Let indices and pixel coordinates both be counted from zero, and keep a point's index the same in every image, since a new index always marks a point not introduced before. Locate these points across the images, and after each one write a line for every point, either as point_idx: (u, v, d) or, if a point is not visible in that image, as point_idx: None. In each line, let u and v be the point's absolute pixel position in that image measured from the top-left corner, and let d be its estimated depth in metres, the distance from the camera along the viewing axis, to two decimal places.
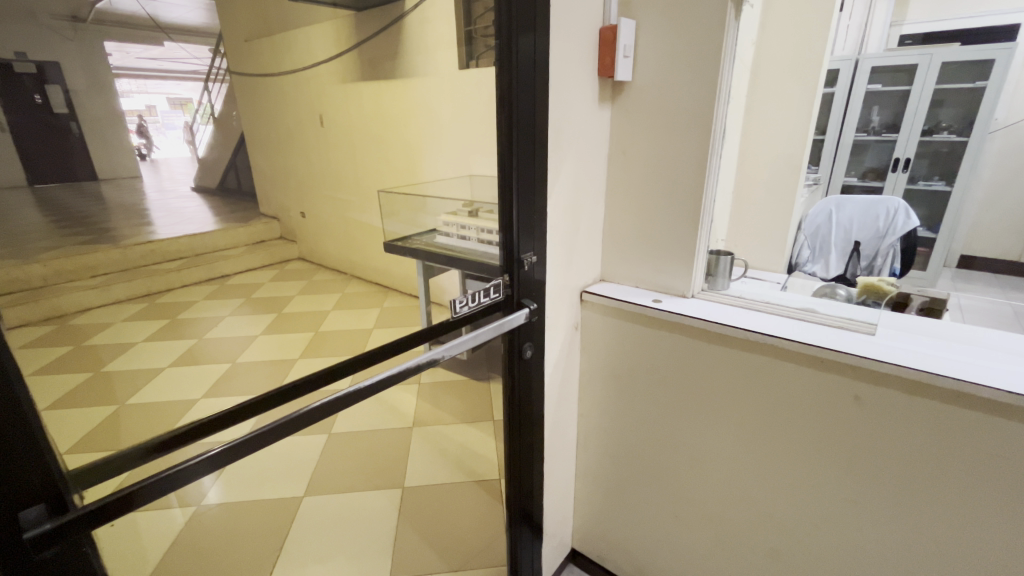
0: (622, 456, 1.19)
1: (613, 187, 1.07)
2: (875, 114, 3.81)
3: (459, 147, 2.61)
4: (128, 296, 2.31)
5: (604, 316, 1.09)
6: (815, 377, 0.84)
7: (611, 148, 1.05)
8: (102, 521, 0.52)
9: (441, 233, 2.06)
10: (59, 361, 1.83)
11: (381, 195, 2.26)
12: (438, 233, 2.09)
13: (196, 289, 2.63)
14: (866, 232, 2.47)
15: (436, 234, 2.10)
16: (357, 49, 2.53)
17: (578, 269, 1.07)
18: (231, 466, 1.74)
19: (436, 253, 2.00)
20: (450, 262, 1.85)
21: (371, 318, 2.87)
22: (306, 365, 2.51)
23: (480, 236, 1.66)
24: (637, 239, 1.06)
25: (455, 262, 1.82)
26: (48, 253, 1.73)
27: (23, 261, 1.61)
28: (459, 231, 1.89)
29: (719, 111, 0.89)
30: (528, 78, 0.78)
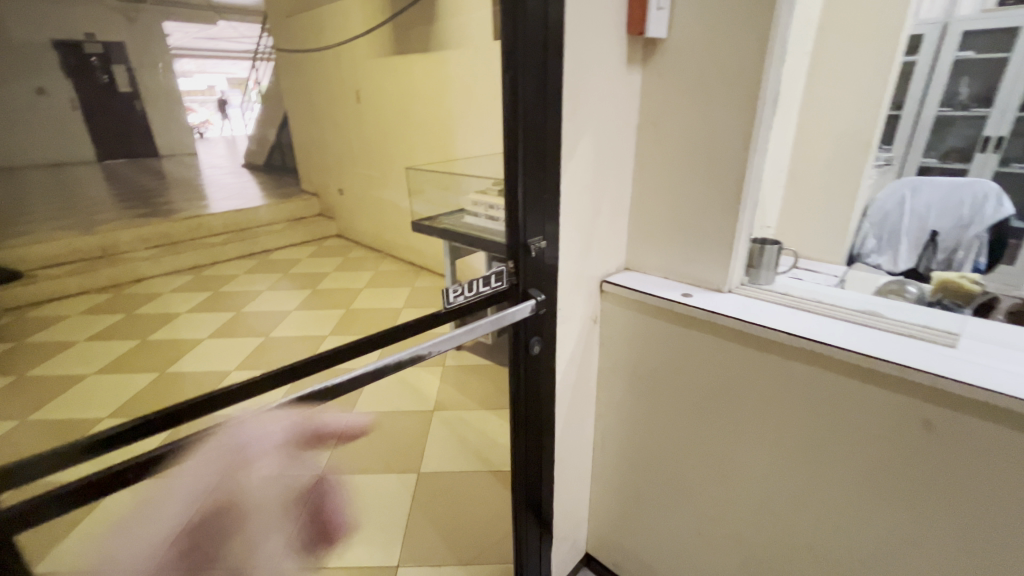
0: (642, 462, 1.09)
1: (643, 164, 0.94)
2: (963, 85, 3.36)
3: (490, 121, 2.50)
4: (177, 266, 3.35)
5: (627, 310, 0.98)
6: (871, 391, 0.72)
7: (641, 119, 0.92)
8: (28, 524, 0.49)
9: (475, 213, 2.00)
10: (140, 308, 2.81)
11: (410, 171, 2.20)
12: (469, 214, 2.03)
13: (242, 262, 3.60)
14: (946, 220, 2.19)
15: (468, 215, 2.04)
16: (392, 22, 2.75)
17: (600, 252, 0.96)
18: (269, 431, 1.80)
19: (469, 231, 1.91)
20: (481, 244, 1.77)
21: (400, 302, 2.85)
22: (336, 338, 2.48)
23: None
24: (667, 224, 0.94)
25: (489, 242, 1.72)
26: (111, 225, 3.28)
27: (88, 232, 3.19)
28: (488, 210, 1.82)
29: (771, 73, 0.75)
30: (537, 34, 0.67)
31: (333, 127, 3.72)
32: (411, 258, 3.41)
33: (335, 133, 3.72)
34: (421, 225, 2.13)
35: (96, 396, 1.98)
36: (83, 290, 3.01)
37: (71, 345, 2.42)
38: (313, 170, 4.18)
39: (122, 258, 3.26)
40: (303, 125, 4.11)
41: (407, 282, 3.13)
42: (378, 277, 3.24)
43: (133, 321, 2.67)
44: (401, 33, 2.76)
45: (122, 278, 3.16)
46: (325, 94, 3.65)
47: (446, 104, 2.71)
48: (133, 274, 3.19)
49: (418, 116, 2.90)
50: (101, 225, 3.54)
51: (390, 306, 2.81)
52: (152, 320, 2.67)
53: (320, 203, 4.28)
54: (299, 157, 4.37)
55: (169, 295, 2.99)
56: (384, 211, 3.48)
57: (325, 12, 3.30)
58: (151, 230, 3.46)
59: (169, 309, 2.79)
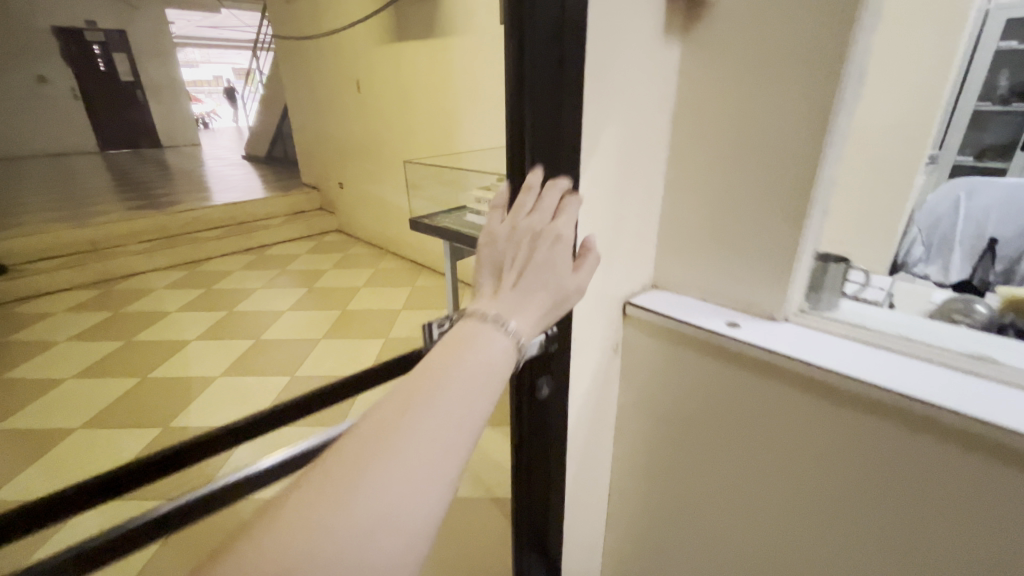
0: (661, 522, 0.88)
1: (678, 156, 0.72)
2: (1004, 78, 3.15)
3: (497, 112, 2.33)
4: (169, 262, 3.22)
5: (649, 339, 0.77)
6: (1000, 475, 0.50)
7: (677, 96, 0.70)
8: None
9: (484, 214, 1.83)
10: (127, 306, 2.68)
11: (409, 165, 2.05)
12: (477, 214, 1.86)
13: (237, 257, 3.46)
14: (1008, 226, 1.98)
15: (474, 215, 1.87)
16: (396, 6, 2.59)
17: (623, 265, 0.74)
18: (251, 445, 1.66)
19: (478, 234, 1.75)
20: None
21: (400, 305, 2.69)
22: (331, 342, 2.33)
23: None
24: (707, 233, 0.72)
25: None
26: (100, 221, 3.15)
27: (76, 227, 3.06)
28: None
29: (867, 24, 0.53)
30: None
31: (334, 118, 3.55)
32: (414, 256, 3.25)
33: (335, 123, 3.56)
34: (423, 224, 1.96)
35: (71, 405, 1.86)
36: (71, 285, 2.87)
37: (52, 346, 2.28)
38: (314, 162, 4.04)
39: (113, 252, 3.12)
40: (303, 116, 3.96)
41: (408, 282, 2.97)
42: (378, 276, 3.08)
43: (119, 319, 2.55)
44: (404, 17, 2.60)
45: (112, 273, 3.01)
46: (325, 83, 3.49)
47: (451, 93, 2.54)
48: (124, 268, 3.04)
49: (421, 106, 2.74)
50: (94, 216, 3.40)
51: (389, 307, 2.67)
52: (139, 319, 2.55)
53: (321, 197, 4.13)
54: (299, 149, 4.22)
55: (159, 291, 2.84)
56: (386, 206, 3.33)
57: None
58: (144, 223, 3.32)
59: (156, 308, 2.65)
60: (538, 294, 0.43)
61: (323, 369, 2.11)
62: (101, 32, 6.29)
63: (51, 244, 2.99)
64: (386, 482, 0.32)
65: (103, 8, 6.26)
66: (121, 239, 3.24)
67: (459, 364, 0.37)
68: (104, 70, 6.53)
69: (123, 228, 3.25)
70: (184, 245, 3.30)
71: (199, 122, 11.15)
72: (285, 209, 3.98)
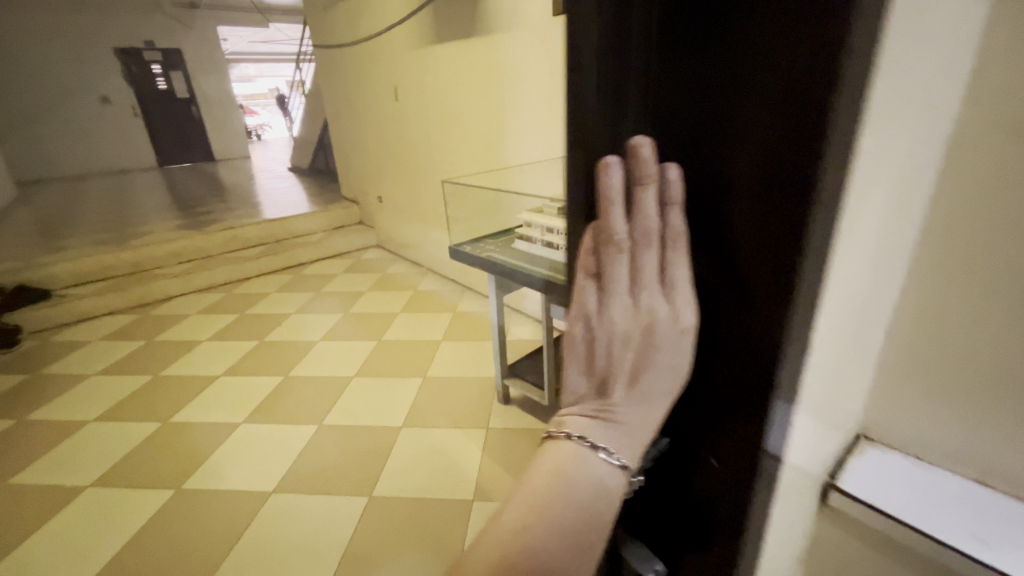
0: None
1: (937, 293, 0.57)
2: None
3: (547, 117, 2.04)
4: (208, 283, 3.15)
5: (874, 526, 0.60)
6: None
7: (946, 228, 0.54)
8: None
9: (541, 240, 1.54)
10: (163, 333, 2.58)
11: (446, 184, 1.73)
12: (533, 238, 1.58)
13: (275, 275, 3.35)
14: None
15: (529, 240, 1.59)
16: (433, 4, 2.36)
17: (831, 439, 0.59)
18: (269, 514, 1.43)
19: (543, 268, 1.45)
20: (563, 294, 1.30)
21: (440, 333, 2.44)
22: (364, 379, 2.10)
23: None
24: (984, 404, 0.56)
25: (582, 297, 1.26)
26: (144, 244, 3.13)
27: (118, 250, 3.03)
28: None
29: None
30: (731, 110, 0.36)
31: (371, 128, 3.37)
32: (454, 275, 3.02)
33: (373, 134, 3.38)
34: (470, 258, 1.66)
35: (90, 453, 1.72)
36: (111, 310, 2.84)
37: (84, 378, 2.19)
38: (354, 175, 3.90)
39: (153, 274, 3.08)
40: (342, 127, 3.82)
41: (449, 306, 2.72)
42: (417, 297, 2.87)
43: (152, 348, 2.44)
44: (443, 16, 2.36)
45: (151, 296, 2.96)
46: (362, 92, 3.31)
47: (494, 97, 2.26)
48: (161, 291, 2.98)
49: (462, 114, 2.49)
50: (138, 237, 3.39)
51: (428, 335, 2.43)
52: (172, 347, 2.43)
53: (360, 211, 3.98)
54: (339, 161, 4.09)
55: (193, 317, 2.75)
56: (426, 222, 3.11)
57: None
58: (184, 244, 3.26)
59: (190, 335, 2.54)
60: (654, 400, 0.42)
61: (356, 413, 1.87)
62: (158, 51, 6.58)
63: (93, 268, 2.97)
64: (532, 531, 0.39)
65: (163, 29, 6.55)
66: (163, 259, 3.20)
67: (580, 470, 0.40)
68: (164, 89, 6.80)
69: (165, 249, 3.21)
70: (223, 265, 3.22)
71: (251, 135, 11.57)
72: (325, 223, 3.86)
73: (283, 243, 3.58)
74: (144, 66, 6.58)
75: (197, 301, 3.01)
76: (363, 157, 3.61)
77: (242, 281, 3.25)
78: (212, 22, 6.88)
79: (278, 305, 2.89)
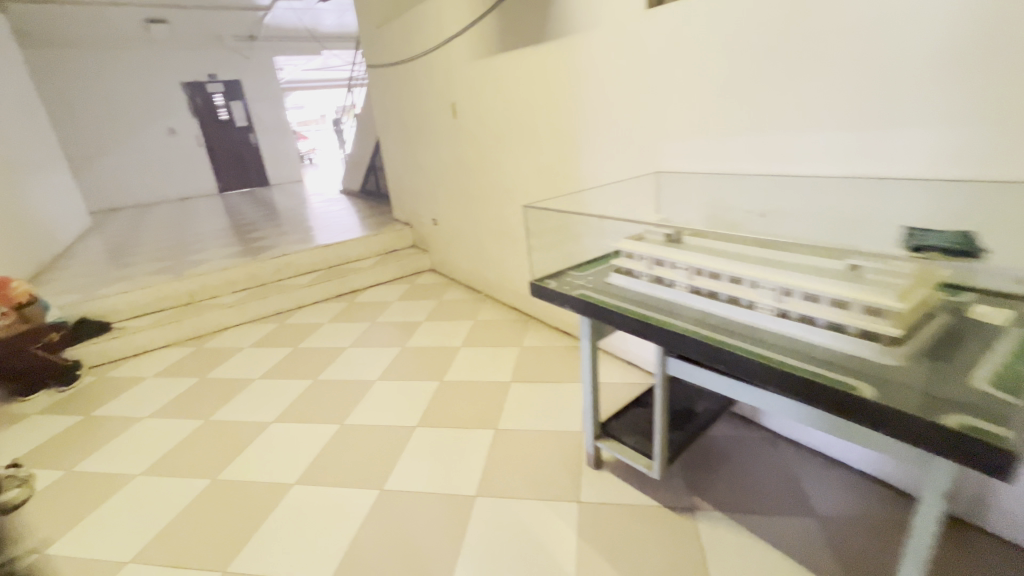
0: None
1: None
2: None
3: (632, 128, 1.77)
4: (261, 313, 3.05)
5: None
6: None
7: None
8: None
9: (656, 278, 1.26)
10: (215, 369, 2.46)
11: (529, 210, 1.47)
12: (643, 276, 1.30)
13: (329, 304, 3.21)
14: None
15: (638, 278, 1.31)
16: (498, 10, 2.15)
17: None
18: None
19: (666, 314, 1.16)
20: (708, 351, 1.00)
21: (508, 373, 2.16)
22: (427, 429, 1.85)
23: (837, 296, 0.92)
24: None
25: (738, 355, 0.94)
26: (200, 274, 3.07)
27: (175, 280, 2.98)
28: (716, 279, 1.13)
29: None
30: None
31: (426, 148, 3.20)
32: (518, 304, 2.76)
33: (427, 153, 3.21)
34: (564, 298, 1.37)
35: (133, 516, 1.55)
36: (166, 344, 2.77)
37: (136, 422, 2.07)
38: (406, 197, 3.75)
39: (208, 304, 3.01)
40: (394, 148, 3.69)
41: (515, 340, 2.44)
42: (479, 329, 2.61)
43: (204, 386, 2.31)
44: (509, 22, 2.14)
45: (205, 327, 2.88)
46: (416, 111, 3.16)
47: (567, 107, 2.01)
48: (216, 322, 2.91)
49: (529, 128, 2.25)
50: (195, 266, 3.35)
51: (493, 374, 2.17)
52: (223, 386, 2.29)
53: (414, 234, 3.82)
54: (391, 183, 3.96)
55: (247, 351, 2.63)
56: (486, 246, 2.88)
57: (416, 13, 2.80)
58: (239, 271, 3.19)
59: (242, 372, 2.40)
60: None
61: (421, 475, 1.61)
62: (221, 83, 7.05)
63: (149, 299, 2.92)
64: None
65: (225, 62, 6.99)
66: (217, 289, 3.12)
67: None
68: (225, 118, 7.25)
69: (220, 278, 3.13)
70: (276, 295, 3.10)
71: (305, 159, 12.02)
72: (377, 248, 3.72)
73: (337, 269, 3.45)
74: (208, 98, 7.02)
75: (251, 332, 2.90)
76: (419, 178, 3.45)
77: (296, 310, 3.13)
78: (269, 53, 7.24)
79: (331, 336, 2.72)
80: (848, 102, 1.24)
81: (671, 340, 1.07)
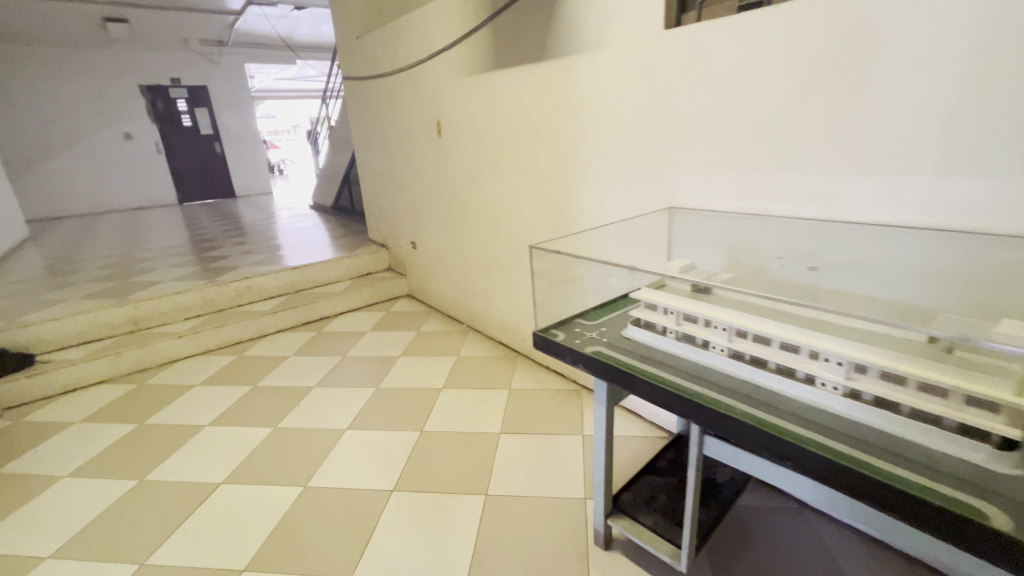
0: None
1: None
2: None
3: (641, 158, 1.61)
4: (218, 343, 2.74)
5: None
6: None
7: None
8: None
9: (686, 335, 1.09)
10: (160, 412, 2.15)
11: (536, 251, 1.29)
12: (670, 332, 1.11)
13: (295, 333, 2.92)
14: None
15: (664, 334, 1.12)
16: (493, 25, 1.98)
17: None
18: None
19: (705, 383, 0.97)
20: (770, 440, 0.81)
21: (497, 420, 1.94)
22: (406, 491, 1.60)
23: (924, 377, 0.76)
24: None
25: (811, 450, 0.76)
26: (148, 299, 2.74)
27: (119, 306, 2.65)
28: (761, 342, 0.96)
29: None
30: None
31: (407, 166, 2.98)
32: (505, 338, 2.55)
33: (408, 174, 3.01)
34: (576, 355, 1.16)
35: None
36: (103, 379, 2.43)
37: (56, 481, 1.74)
38: (384, 217, 3.52)
39: (155, 332, 2.68)
40: (372, 165, 3.46)
41: (503, 381, 2.23)
42: (463, 366, 2.39)
43: (144, 434, 1.99)
44: (504, 39, 1.98)
45: (151, 360, 2.55)
46: (397, 128, 2.96)
47: (567, 133, 1.85)
48: (164, 354, 2.58)
49: (524, 153, 2.08)
50: (143, 287, 3.00)
51: (480, 421, 1.94)
52: (167, 434, 1.98)
53: (391, 256, 3.58)
54: (367, 202, 3.72)
55: (199, 390, 2.32)
56: (470, 274, 2.68)
57: (399, 25, 2.61)
58: (193, 296, 2.87)
59: (192, 416, 2.09)
60: None
61: (400, 554, 1.37)
62: (185, 88, 6.67)
63: (85, 327, 2.57)
64: None
65: (191, 66, 6.62)
66: (168, 315, 2.80)
67: None
68: (189, 125, 6.85)
69: (172, 303, 2.81)
70: (235, 323, 2.80)
71: (274, 169, 11.57)
72: (350, 271, 3.46)
73: (305, 294, 3.17)
74: (170, 102, 6.61)
75: (206, 365, 2.59)
76: (397, 198, 3.23)
77: (258, 340, 2.84)
78: (238, 59, 6.92)
79: (297, 373, 2.44)
80: (888, 143, 1.06)
81: (717, 419, 0.88)
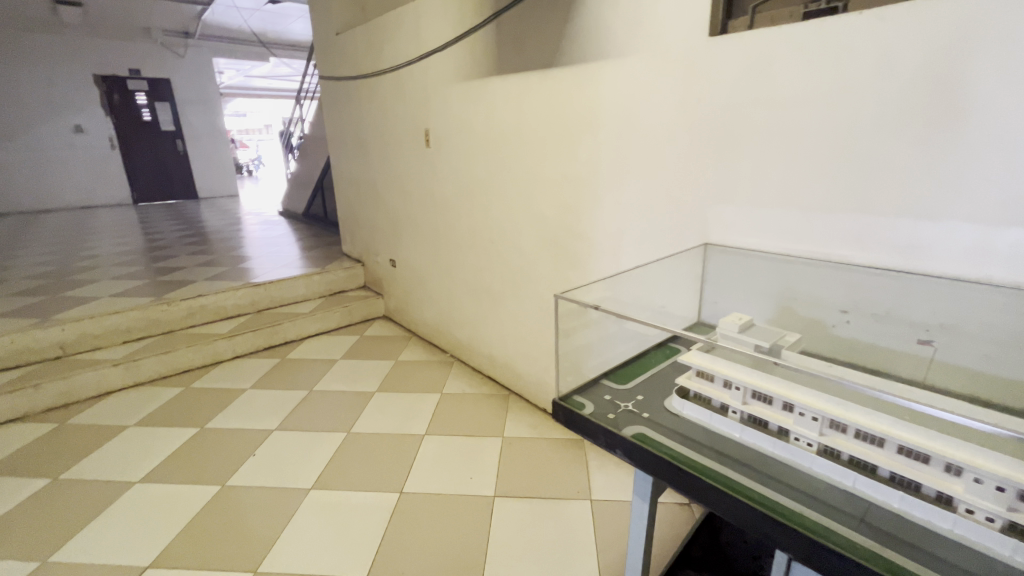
0: None
1: None
2: None
3: (668, 187, 1.40)
4: (164, 372, 2.39)
5: None
6: None
7: None
8: None
9: (755, 419, 0.85)
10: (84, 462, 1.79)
11: (560, 299, 1.03)
12: (733, 412, 0.87)
13: (255, 360, 2.58)
14: None
15: (723, 414, 0.88)
16: (496, 25, 1.75)
17: None
18: None
19: (795, 496, 0.73)
20: None
21: (489, 477, 1.67)
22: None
23: None
24: None
25: None
26: (80, 319, 2.36)
27: (42, 327, 2.27)
28: (871, 442, 0.73)
29: None
30: None
31: (389, 177, 2.70)
32: (496, 374, 2.29)
33: (388, 186, 2.73)
34: (611, 439, 0.90)
35: None
36: (14, 416, 2.04)
37: None
38: (360, 231, 3.23)
39: (85, 359, 2.29)
40: (349, 173, 3.16)
41: (496, 426, 1.96)
42: (449, 406, 2.11)
43: (58, 494, 1.63)
44: (507, 41, 1.75)
45: (77, 393, 2.17)
46: (379, 135, 2.69)
47: (580, 152, 1.63)
48: (93, 385, 2.21)
49: (525, 171, 1.84)
50: (75, 304, 2.59)
51: (470, 478, 1.67)
52: (88, 494, 1.62)
53: (367, 274, 3.28)
54: (342, 212, 3.41)
55: (132, 433, 1.96)
56: (457, 300, 2.42)
57: (386, 22, 2.34)
58: (133, 316, 2.49)
59: (122, 469, 1.74)
60: None
61: None
62: (144, 80, 6.17)
63: None
64: None
65: (152, 56, 6.14)
66: (103, 338, 2.42)
67: None
68: (148, 120, 6.35)
69: (110, 323, 2.43)
70: (184, 348, 2.44)
71: (242, 169, 11.02)
72: (321, 289, 3.14)
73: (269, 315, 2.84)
74: (127, 94, 6.11)
75: (145, 399, 2.23)
76: (376, 212, 2.95)
77: (210, 368, 2.49)
78: (205, 52, 6.47)
79: (254, 411, 2.11)
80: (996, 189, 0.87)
81: (831, 562, 0.64)
